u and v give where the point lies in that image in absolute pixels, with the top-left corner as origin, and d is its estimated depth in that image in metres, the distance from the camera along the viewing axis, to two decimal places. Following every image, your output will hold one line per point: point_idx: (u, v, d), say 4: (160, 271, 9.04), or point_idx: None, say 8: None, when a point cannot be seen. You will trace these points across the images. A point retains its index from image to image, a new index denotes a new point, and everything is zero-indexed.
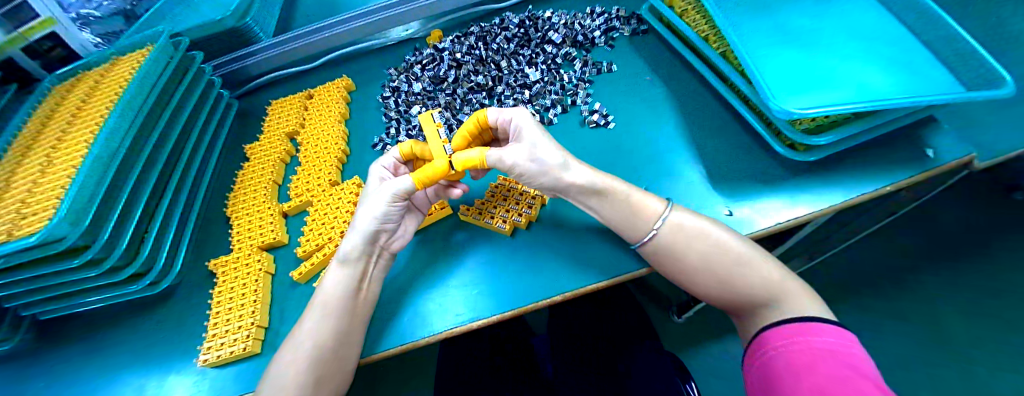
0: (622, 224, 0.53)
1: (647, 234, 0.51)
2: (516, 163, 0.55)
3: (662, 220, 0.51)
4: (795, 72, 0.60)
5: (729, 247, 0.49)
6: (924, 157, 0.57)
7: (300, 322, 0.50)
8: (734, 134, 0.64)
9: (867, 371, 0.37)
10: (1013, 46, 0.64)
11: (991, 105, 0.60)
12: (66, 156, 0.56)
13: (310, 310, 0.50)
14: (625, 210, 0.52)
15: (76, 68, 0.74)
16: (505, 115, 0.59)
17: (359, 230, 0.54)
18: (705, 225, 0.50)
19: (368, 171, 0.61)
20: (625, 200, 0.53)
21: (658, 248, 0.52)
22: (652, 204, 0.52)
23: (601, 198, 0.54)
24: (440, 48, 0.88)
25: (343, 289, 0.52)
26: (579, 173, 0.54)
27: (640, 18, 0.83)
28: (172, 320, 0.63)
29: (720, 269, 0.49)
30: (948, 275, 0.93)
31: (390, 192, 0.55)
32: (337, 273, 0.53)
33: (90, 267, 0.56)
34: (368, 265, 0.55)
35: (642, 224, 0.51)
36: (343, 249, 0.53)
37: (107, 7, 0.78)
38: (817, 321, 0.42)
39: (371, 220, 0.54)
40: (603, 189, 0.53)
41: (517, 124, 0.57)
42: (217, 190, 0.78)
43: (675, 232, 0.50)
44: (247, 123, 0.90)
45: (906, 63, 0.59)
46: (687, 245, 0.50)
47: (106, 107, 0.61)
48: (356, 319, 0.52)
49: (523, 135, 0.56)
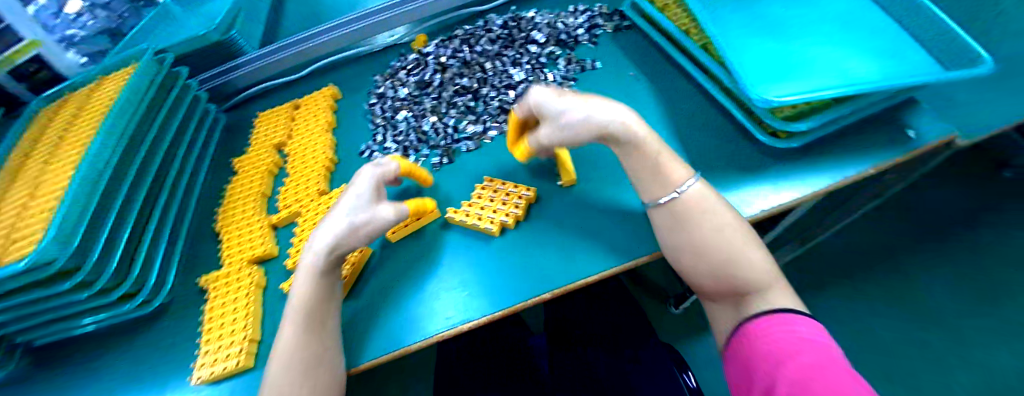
0: (649, 180, 0.52)
1: (667, 195, 0.50)
2: (552, 136, 0.58)
3: (686, 186, 0.50)
4: (776, 60, 0.60)
5: (731, 232, 0.48)
6: (905, 138, 0.57)
7: (279, 333, 0.51)
8: (717, 124, 0.65)
9: (837, 356, 0.38)
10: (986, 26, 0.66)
11: (969, 83, 0.61)
12: (55, 179, 0.56)
13: (285, 321, 0.51)
14: (652, 166, 0.52)
15: (64, 89, 0.74)
16: (526, 97, 0.61)
17: (336, 225, 0.54)
18: (716, 208, 0.49)
19: (360, 171, 0.59)
20: (656, 156, 0.52)
21: (670, 219, 0.50)
22: (678, 170, 0.52)
23: (632, 146, 0.52)
24: (424, 53, 0.88)
25: (309, 304, 0.52)
26: (605, 120, 0.52)
27: (623, 14, 0.84)
28: (167, 337, 0.63)
29: (718, 255, 0.48)
30: (939, 252, 1.01)
31: (390, 210, 0.56)
32: (302, 284, 0.52)
33: (82, 288, 0.57)
34: (332, 280, 0.55)
35: (671, 181, 0.51)
36: (306, 263, 0.53)
37: (92, 25, 0.79)
38: (789, 313, 0.44)
39: (364, 232, 0.55)
40: (634, 137, 0.52)
41: (537, 100, 0.59)
42: (207, 205, 0.78)
43: (694, 202, 0.50)
44: (234, 137, 0.90)
45: (885, 46, 0.60)
46: (699, 221, 0.49)
47: (92, 128, 0.62)
48: (331, 325, 0.53)
49: (546, 105, 0.58)
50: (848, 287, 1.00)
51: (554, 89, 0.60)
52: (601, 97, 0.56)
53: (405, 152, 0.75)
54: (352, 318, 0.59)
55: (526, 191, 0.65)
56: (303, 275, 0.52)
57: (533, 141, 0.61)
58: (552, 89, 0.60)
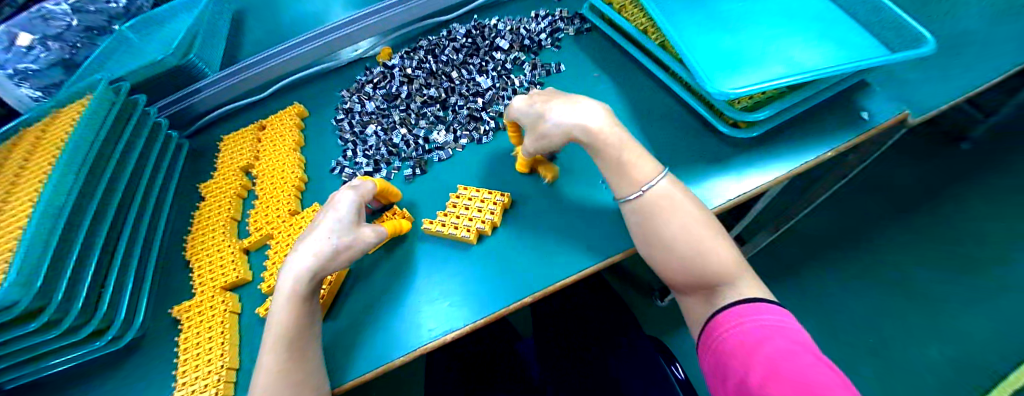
0: (615, 176, 0.53)
1: (633, 194, 0.52)
2: (530, 144, 0.59)
3: (651, 184, 0.51)
4: (730, 53, 0.62)
5: (699, 222, 0.50)
6: (858, 120, 0.59)
7: (260, 360, 0.48)
8: (681, 118, 0.66)
9: (804, 341, 0.39)
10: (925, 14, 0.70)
11: (916, 65, 0.64)
12: (11, 218, 0.53)
13: (266, 349, 0.49)
14: (618, 168, 0.53)
15: (19, 126, 0.69)
16: (510, 106, 0.63)
17: (314, 253, 0.51)
18: (683, 201, 0.51)
19: (336, 196, 0.57)
20: (620, 157, 0.53)
21: (639, 217, 0.52)
22: (645, 167, 0.52)
23: (600, 150, 0.54)
24: (390, 66, 0.87)
25: (291, 335, 0.49)
26: (570, 125, 0.54)
27: (583, 17, 0.84)
28: (142, 373, 0.61)
29: (691, 247, 0.49)
30: (906, 229, 1.06)
31: (369, 230, 0.56)
32: (280, 310, 0.50)
33: (47, 329, 0.54)
34: (311, 308, 0.53)
35: (636, 179, 0.52)
36: (283, 288, 0.51)
37: (45, 58, 0.76)
38: (759, 301, 0.44)
39: (342, 255, 0.53)
40: (597, 140, 0.53)
41: (517, 108, 0.61)
42: (175, 234, 0.76)
43: (659, 199, 0.51)
44: (200, 162, 0.88)
45: (833, 33, 0.62)
46: (668, 216, 0.50)
47: (48, 163, 0.59)
48: (313, 348, 0.51)
49: (524, 113, 0.59)
50: (818, 268, 1.05)
51: (533, 94, 0.61)
52: (574, 97, 0.57)
53: (376, 166, 0.74)
54: (331, 343, 0.57)
55: (500, 196, 0.64)
56: (282, 306, 0.50)
57: (523, 148, 0.62)
58: (531, 94, 0.61)
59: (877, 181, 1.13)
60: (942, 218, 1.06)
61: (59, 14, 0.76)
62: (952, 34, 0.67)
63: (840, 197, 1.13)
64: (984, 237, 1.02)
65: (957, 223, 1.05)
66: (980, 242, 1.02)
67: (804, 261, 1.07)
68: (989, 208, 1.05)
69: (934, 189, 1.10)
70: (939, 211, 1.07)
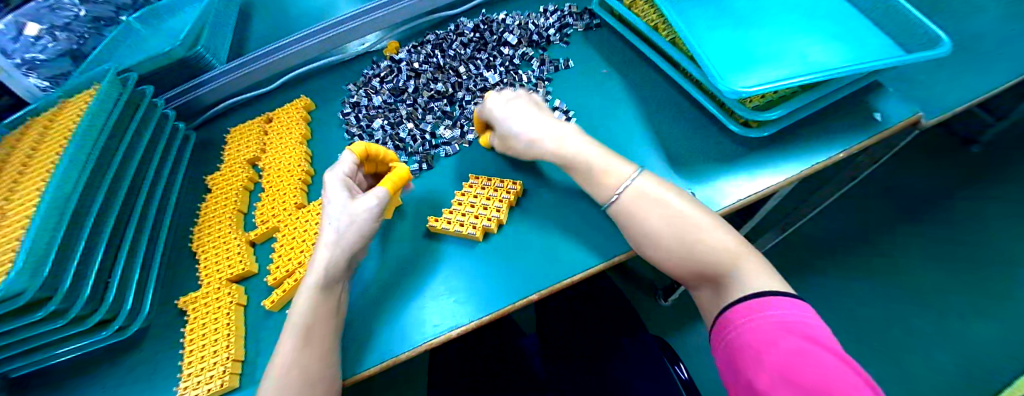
0: (592, 186, 0.57)
1: (610, 198, 0.54)
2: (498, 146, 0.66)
3: (624, 187, 0.53)
4: (741, 50, 0.61)
5: (686, 216, 0.50)
6: (872, 121, 0.58)
7: (278, 345, 0.49)
8: (691, 116, 0.65)
9: (821, 338, 0.38)
10: (939, 16, 0.69)
11: (930, 67, 0.63)
12: (20, 208, 0.53)
13: (287, 331, 0.49)
14: (593, 178, 0.56)
15: (25, 115, 0.69)
16: (484, 102, 0.66)
17: (336, 249, 0.54)
18: (665, 195, 0.52)
19: (325, 179, 0.59)
20: (591, 173, 0.56)
21: (623, 218, 0.53)
22: (619, 170, 0.55)
23: (569, 170, 0.59)
24: (397, 60, 0.87)
25: (312, 319, 0.50)
26: (543, 146, 0.60)
27: (592, 13, 0.84)
28: (149, 362, 0.61)
29: (676, 239, 0.50)
30: (914, 232, 1.06)
31: (365, 211, 0.56)
32: (310, 292, 0.51)
33: (54, 318, 0.54)
34: (335, 296, 0.54)
35: (610, 185, 0.54)
36: (314, 270, 0.53)
37: (53, 48, 0.77)
38: (773, 294, 0.43)
39: (352, 234, 0.55)
40: (567, 161, 0.58)
41: (490, 108, 0.65)
42: (181, 226, 0.76)
43: (636, 199, 0.52)
44: (206, 155, 0.88)
45: (847, 32, 0.61)
46: (646, 215, 0.51)
47: (57, 152, 0.59)
48: (334, 336, 0.51)
49: (497, 116, 0.64)
50: (825, 273, 1.05)
51: (509, 97, 0.65)
52: (546, 116, 0.62)
53: None
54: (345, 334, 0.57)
55: (507, 193, 0.64)
56: (306, 292, 0.51)
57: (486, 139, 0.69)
58: (507, 98, 0.65)
59: (885, 183, 1.12)
60: (951, 222, 1.05)
61: (68, 4, 0.75)
62: (966, 36, 0.66)
63: (846, 200, 1.12)
64: (993, 242, 1.01)
65: (965, 227, 1.04)
66: (988, 247, 1.01)
67: (808, 261, 1.07)
68: (999, 213, 1.04)
69: (943, 193, 1.09)
70: (948, 215, 1.06)
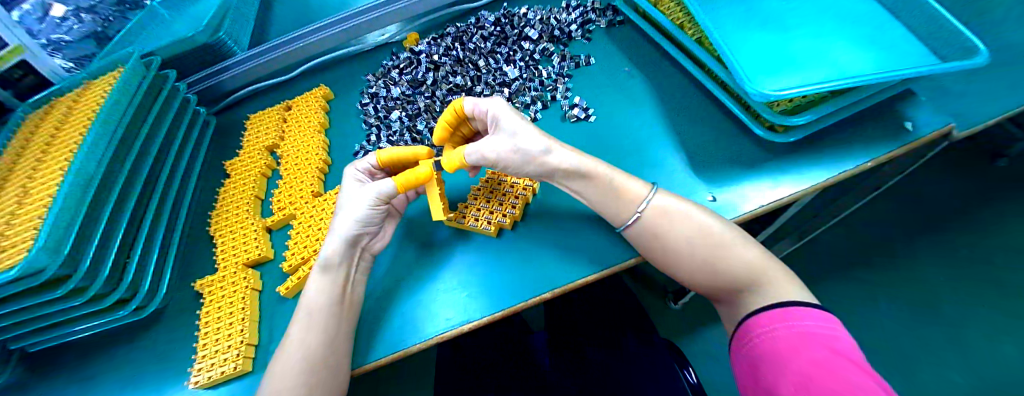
0: (608, 204, 0.54)
1: (632, 217, 0.52)
2: (501, 154, 0.56)
3: (645, 204, 0.52)
4: (771, 52, 0.60)
5: (710, 231, 0.49)
6: (903, 131, 0.57)
7: (288, 331, 0.50)
8: (714, 119, 0.64)
9: (847, 350, 0.37)
10: (975, 24, 0.67)
11: (968, 76, 0.61)
12: (42, 185, 0.54)
13: (297, 318, 0.50)
14: (610, 194, 0.54)
15: (49, 94, 0.69)
16: (483, 106, 0.60)
17: (340, 235, 0.55)
18: (690, 210, 0.51)
19: (344, 173, 0.63)
20: (608, 184, 0.54)
21: (643, 235, 0.52)
22: (635, 187, 0.53)
23: (586, 181, 0.55)
24: (416, 51, 0.87)
25: (317, 307, 0.51)
26: (552, 159, 0.55)
27: (616, 9, 0.83)
28: (164, 342, 0.62)
29: (698, 255, 0.49)
30: (935, 245, 1.03)
31: (370, 195, 0.57)
32: (320, 278, 0.53)
33: (73, 296, 0.55)
34: (345, 286, 0.54)
35: (630, 200, 0.52)
36: (320, 258, 0.54)
37: (77, 30, 0.77)
38: (795, 305, 0.42)
39: (353, 222, 0.56)
40: (583, 172, 0.54)
41: (495, 115, 0.59)
42: (200, 210, 0.77)
43: (658, 217, 0.51)
44: (226, 141, 0.89)
45: (880, 38, 0.59)
46: (670, 230, 0.50)
47: (80, 132, 0.59)
48: (343, 324, 0.51)
49: (501, 123, 0.58)
50: (838, 284, 1.03)
51: (509, 105, 0.59)
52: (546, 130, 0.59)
53: None
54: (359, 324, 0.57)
55: (522, 191, 0.63)
56: (314, 280, 0.53)
57: (468, 153, 0.59)
58: (509, 105, 0.59)
59: (906, 194, 1.10)
60: (975, 236, 1.03)
61: None
62: (1007, 44, 0.64)
63: (864, 210, 1.10)
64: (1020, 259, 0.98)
65: (990, 243, 1.01)
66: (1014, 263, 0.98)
67: (821, 270, 1.06)
68: None
69: (967, 206, 1.06)
70: (972, 229, 1.04)
